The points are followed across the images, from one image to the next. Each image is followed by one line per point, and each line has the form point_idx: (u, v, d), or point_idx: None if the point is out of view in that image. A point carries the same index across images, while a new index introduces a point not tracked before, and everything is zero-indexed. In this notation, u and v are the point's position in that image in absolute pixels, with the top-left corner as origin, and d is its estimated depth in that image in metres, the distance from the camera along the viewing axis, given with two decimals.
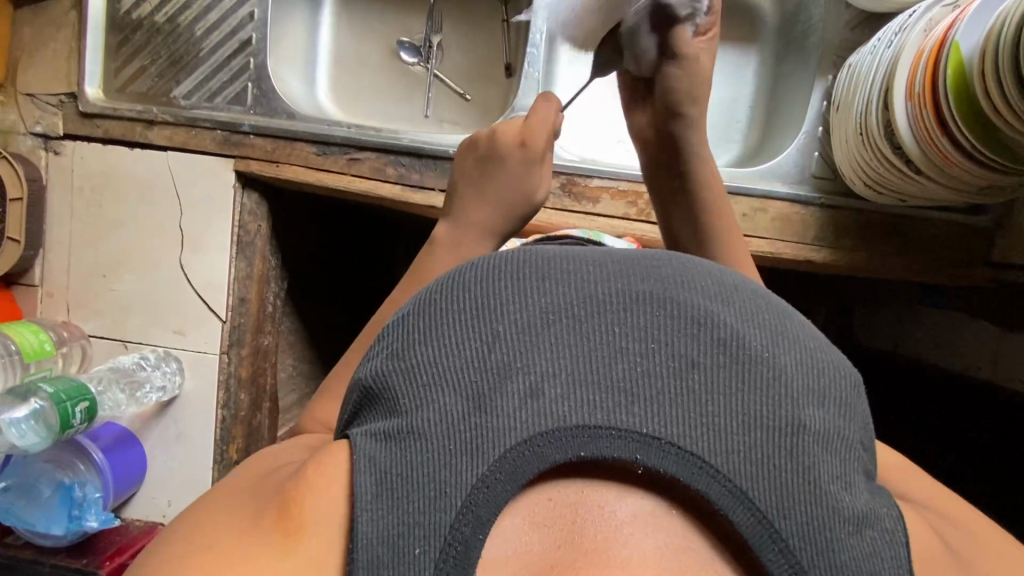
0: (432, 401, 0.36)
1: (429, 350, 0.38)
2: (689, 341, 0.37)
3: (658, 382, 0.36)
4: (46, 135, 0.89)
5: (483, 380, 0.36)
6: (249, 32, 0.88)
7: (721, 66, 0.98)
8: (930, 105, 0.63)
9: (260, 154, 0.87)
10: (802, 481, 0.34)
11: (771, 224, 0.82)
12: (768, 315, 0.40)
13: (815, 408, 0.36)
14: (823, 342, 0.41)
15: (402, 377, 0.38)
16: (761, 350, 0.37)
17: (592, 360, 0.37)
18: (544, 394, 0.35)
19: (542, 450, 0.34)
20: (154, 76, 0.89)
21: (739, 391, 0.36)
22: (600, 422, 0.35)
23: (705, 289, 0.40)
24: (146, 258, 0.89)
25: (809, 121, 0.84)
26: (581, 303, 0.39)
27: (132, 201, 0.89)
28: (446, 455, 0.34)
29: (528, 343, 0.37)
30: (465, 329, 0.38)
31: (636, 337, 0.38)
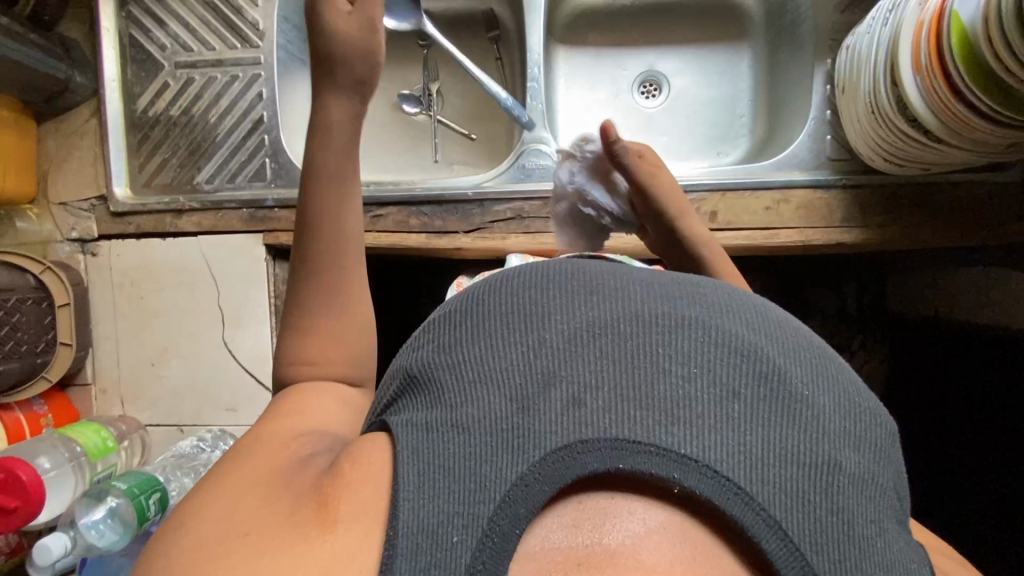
0: (479, 399, 0.38)
1: (478, 357, 0.41)
2: (732, 367, 0.39)
3: (703, 405, 0.37)
4: (83, 240, 0.92)
5: (529, 386, 0.38)
6: (260, 111, 0.91)
7: (715, 66, 1.00)
8: (940, 75, 0.64)
9: (287, 225, 0.89)
10: (832, 517, 0.35)
11: (796, 214, 0.82)
12: (809, 355, 0.42)
13: (849, 451, 0.38)
14: (862, 390, 0.43)
15: (448, 381, 0.40)
16: (801, 387, 0.39)
17: (633, 376, 0.38)
18: (587, 405, 0.37)
19: (581, 456, 0.35)
20: (176, 167, 0.92)
21: (779, 422, 0.37)
22: (641, 436, 0.36)
23: (749, 323, 0.43)
24: (191, 341, 0.92)
25: (816, 107, 0.85)
26: (626, 322, 0.41)
27: (170, 288, 0.92)
28: (488, 451, 0.36)
29: (574, 357, 0.39)
30: (513, 337, 0.41)
31: (679, 359, 0.39)
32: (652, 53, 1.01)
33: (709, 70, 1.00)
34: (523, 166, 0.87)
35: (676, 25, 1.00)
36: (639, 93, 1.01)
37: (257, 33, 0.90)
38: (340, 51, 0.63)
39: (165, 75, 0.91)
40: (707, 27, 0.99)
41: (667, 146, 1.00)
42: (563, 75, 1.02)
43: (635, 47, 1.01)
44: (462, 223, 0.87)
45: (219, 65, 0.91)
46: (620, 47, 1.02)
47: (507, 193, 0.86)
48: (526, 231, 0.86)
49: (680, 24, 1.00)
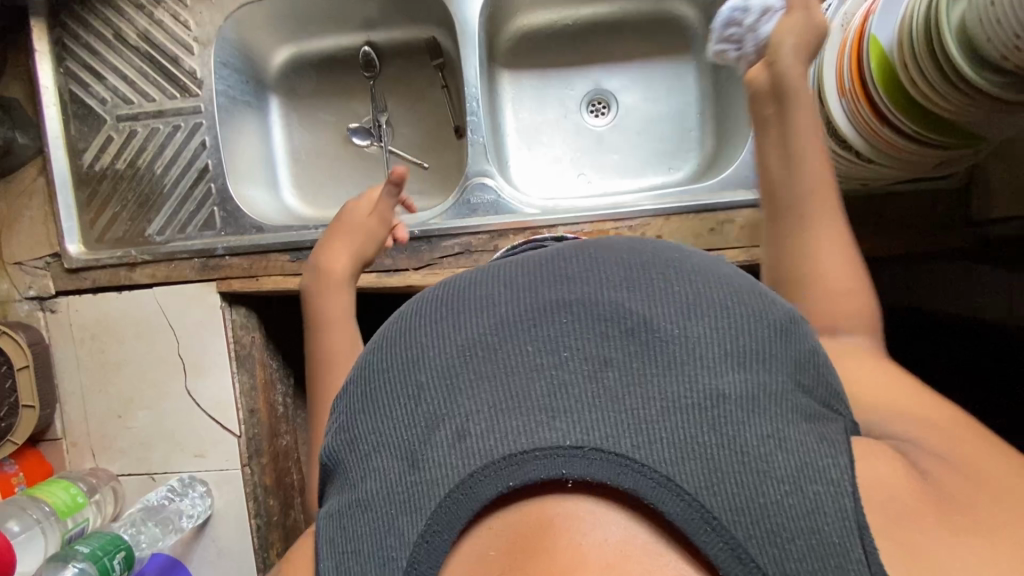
0: (372, 467, 0.37)
1: (363, 423, 0.39)
2: (598, 339, 0.37)
3: (575, 388, 0.35)
4: (40, 297, 0.93)
5: (412, 436, 0.36)
6: (204, 160, 0.91)
7: (661, 81, 0.99)
8: (863, 98, 0.63)
9: (239, 272, 0.90)
10: (731, 452, 0.32)
11: (742, 233, 0.82)
12: (675, 287, 0.39)
13: (733, 371, 0.35)
14: (741, 292, 0.39)
15: (348, 450, 0.39)
16: (671, 327, 0.36)
17: (505, 380, 0.36)
18: (468, 434, 0.35)
19: (472, 491, 0.34)
20: (127, 220, 0.93)
21: (654, 376, 0.35)
22: (524, 447, 0.34)
23: (610, 281, 0.40)
24: (155, 391, 0.93)
25: (757, 123, 0.84)
26: (491, 328, 0.39)
27: (130, 340, 0.93)
28: (389, 519, 0.35)
29: (447, 386, 0.37)
30: (391, 385, 0.39)
31: (548, 348, 0.37)
32: (597, 71, 1.00)
33: (655, 85, 0.99)
34: (468, 202, 0.87)
35: (618, 43, 1.00)
36: (588, 112, 1.01)
37: (195, 81, 0.90)
38: (348, 244, 0.74)
39: (108, 129, 0.91)
40: (649, 42, 0.99)
41: (619, 164, 0.99)
42: (509, 98, 1.01)
43: (579, 66, 1.01)
44: (412, 263, 0.87)
45: (160, 116, 0.90)
46: (564, 67, 1.01)
47: (454, 229, 0.86)
48: (475, 264, 0.86)
49: (622, 40, 0.99)
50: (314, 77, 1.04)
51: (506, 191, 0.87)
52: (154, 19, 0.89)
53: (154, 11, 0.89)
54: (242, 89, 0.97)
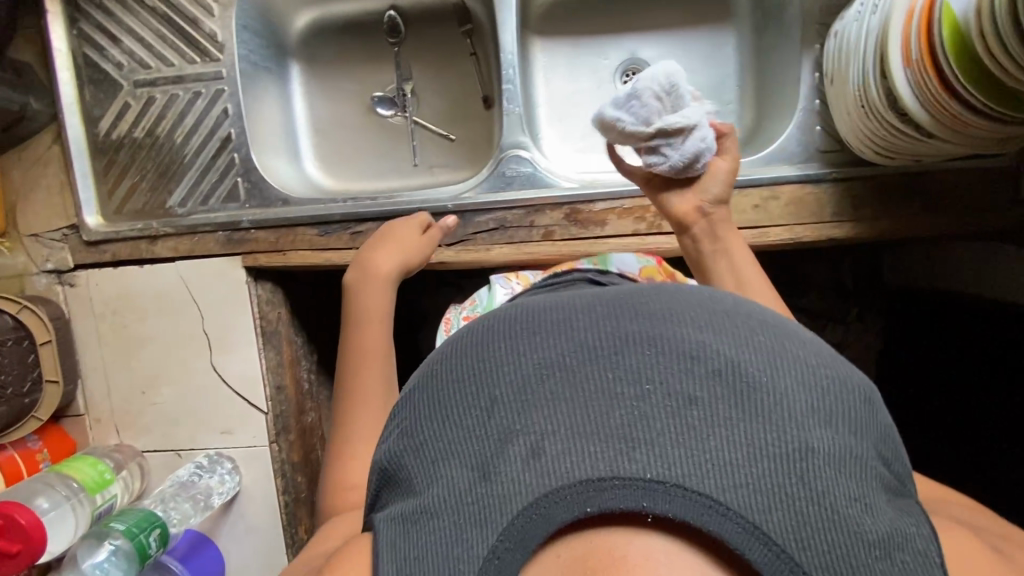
0: (439, 475, 0.36)
1: (433, 432, 0.38)
2: (684, 373, 0.35)
3: (658, 421, 0.34)
4: (59, 270, 0.90)
5: (484, 448, 0.35)
6: (227, 128, 0.87)
7: (699, 50, 0.95)
8: (931, 69, 0.61)
9: (266, 246, 0.87)
10: (818, 508, 0.31)
11: (786, 210, 0.80)
12: (763, 335, 0.38)
13: (822, 428, 0.34)
14: (826, 354, 0.39)
15: (413, 458, 0.38)
16: (760, 374, 0.35)
17: (584, 407, 0.35)
18: (544, 453, 0.34)
19: (548, 512, 0.32)
20: (147, 191, 0.89)
21: (743, 418, 0.33)
22: (604, 474, 0.33)
23: (696, 319, 0.38)
24: (179, 368, 0.91)
25: (804, 96, 0.81)
26: (570, 350, 0.37)
27: (153, 315, 0.90)
28: (455, 529, 0.33)
29: (524, 403, 0.36)
30: (464, 396, 0.38)
31: (631, 378, 0.36)
32: (632, 40, 0.97)
33: (693, 55, 0.95)
34: (503, 174, 0.84)
35: (654, 10, 0.95)
36: (621, 82, 0.97)
37: (216, 45, 0.86)
38: (394, 253, 0.75)
39: (125, 95, 0.87)
40: (688, 10, 0.94)
41: None
42: (541, 67, 0.97)
43: (614, 34, 0.97)
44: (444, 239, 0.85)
45: (179, 82, 0.86)
46: (597, 36, 0.97)
47: (488, 203, 0.83)
48: (510, 240, 0.84)
49: (659, 8, 0.95)
50: (335, 43, 0.99)
51: (542, 165, 0.84)
52: None
53: None
54: (263, 54, 0.93)
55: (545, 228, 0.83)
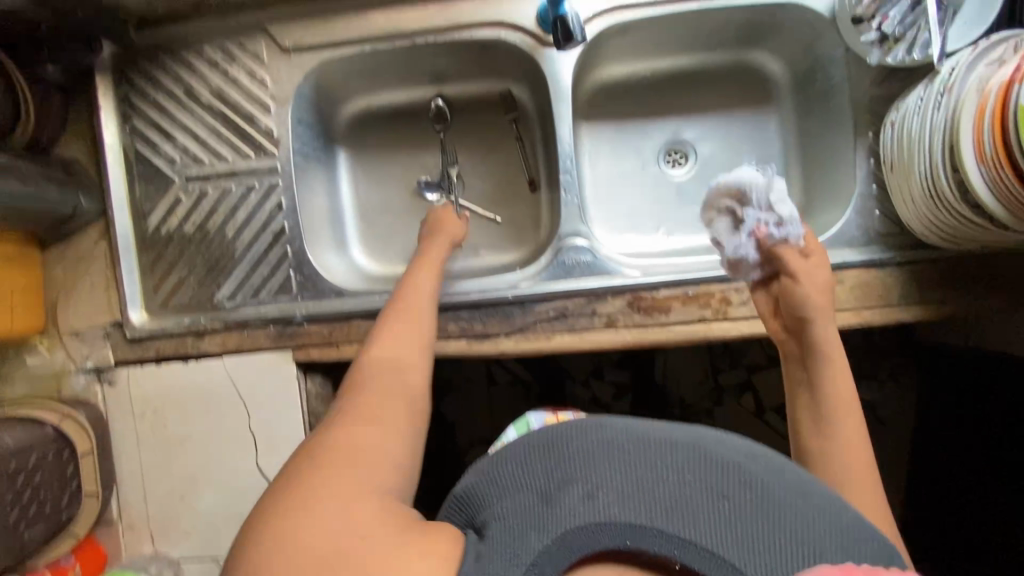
0: (510, 495, 0.46)
1: (511, 468, 0.49)
2: (725, 472, 0.46)
3: (694, 500, 0.44)
4: (99, 368, 0.87)
5: (552, 483, 0.46)
6: (280, 221, 0.86)
7: (743, 131, 0.96)
8: (1008, 166, 0.61)
9: (318, 340, 0.84)
10: None
11: (852, 294, 0.79)
12: (793, 471, 0.48)
13: (845, 552, 0.41)
14: (856, 511, 0.46)
15: (488, 492, 0.48)
16: (790, 493, 0.45)
17: (637, 478, 0.45)
18: (600, 497, 0.44)
19: (596, 536, 0.42)
20: (194, 285, 0.87)
21: (768, 516, 0.42)
22: (646, 523, 0.42)
23: (738, 443, 0.50)
24: (222, 469, 0.86)
25: (860, 181, 0.81)
26: (634, 433, 0.49)
27: (197, 414, 0.86)
28: (517, 533, 0.43)
29: (593, 460, 0.46)
30: (543, 446, 0.49)
31: (680, 465, 0.46)
32: (676, 121, 0.98)
33: (737, 135, 0.96)
34: (562, 263, 0.84)
35: (696, 92, 0.97)
36: (666, 163, 0.98)
37: (272, 140, 0.86)
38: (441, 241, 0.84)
39: (176, 189, 0.87)
40: (729, 92, 0.96)
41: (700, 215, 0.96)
42: (587, 150, 0.98)
43: (657, 117, 0.98)
44: (505, 329, 0.83)
45: (233, 177, 0.86)
46: (640, 118, 0.98)
47: (548, 292, 0.82)
48: (572, 329, 0.82)
49: (701, 90, 0.96)
50: (381, 130, 1.00)
51: (601, 252, 0.84)
52: (228, 76, 0.85)
53: (228, 68, 0.85)
54: (313, 144, 0.93)
55: (608, 315, 0.81)
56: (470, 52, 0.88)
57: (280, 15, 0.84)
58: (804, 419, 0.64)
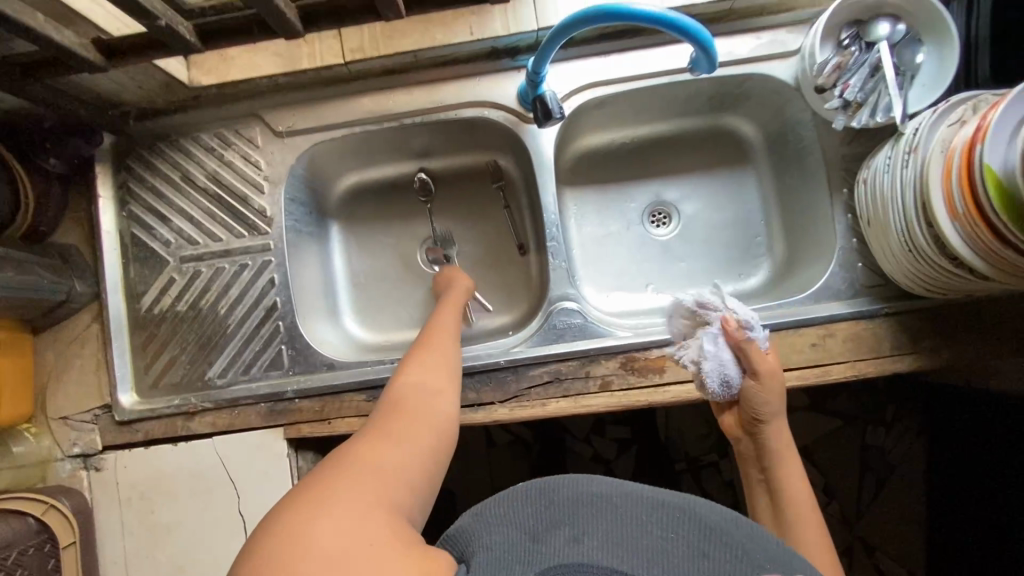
0: (497, 533, 0.47)
1: (499, 505, 0.50)
2: (705, 533, 0.48)
3: (676, 555, 0.46)
4: (86, 454, 0.85)
5: (540, 525, 0.47)
6: (272, 297, 0.87)
7: (722, 190, 0.99)
8: (980, 222, 0.63)
9: (310, 416, 0.83)
10: None
11: (844, 346, 0.79)
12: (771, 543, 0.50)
13: None
14: None
15: (473, 536, 0.49)
16: (765, 563, 0.47)
17: (624, 528, 0.47)
18: (586, 541, 0.45)
19: (576, 572, 0.43)
20: (186, 364, 0.87)
21: None
22: (629, 571, 0.43)
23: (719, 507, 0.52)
24: (209, 556, 0.83)
25: (840, 236, 0.83)
26: (621, 489, 0.51)
27: (185, 497, 0.84)
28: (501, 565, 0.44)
29: (581, 507, 0.48)
30: (533, 489, 0.51)
31: (665, 523, 0.48)
32: (657, 183, 1.01)
33: (717, 194, 1.00)
34: (553, 327, 0.84)
35: (675, 155, 1.00)
36: (650, 223, 1.00)
37: (265, 220, 0.88)
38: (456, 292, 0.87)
39: (170, 270, 0.88)
40: (705, 154, 0.99)
41: (688, 272, 0.98)
42: (573, 214, 1.00)
43: (639, 179, 1.01)
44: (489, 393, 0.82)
45: (226, 256, 0.88)
46: (621, 182, 1.01)
47: (540, 356, 0.82)
48: (566, 394, 0.81)
49: (679, 153, 1.00)
50: (372, 203, 1.03)
51: (591, 314, 0.84)
52: (223, 160, 0.88)
53: (223, 153, 0.88)
54: (306, 220, 0.95)
55: (602, 378, 0.81)
56: (456, 129, 0.92)
57: (273, 103, 0.88)
58: (763, 505, 0.69)
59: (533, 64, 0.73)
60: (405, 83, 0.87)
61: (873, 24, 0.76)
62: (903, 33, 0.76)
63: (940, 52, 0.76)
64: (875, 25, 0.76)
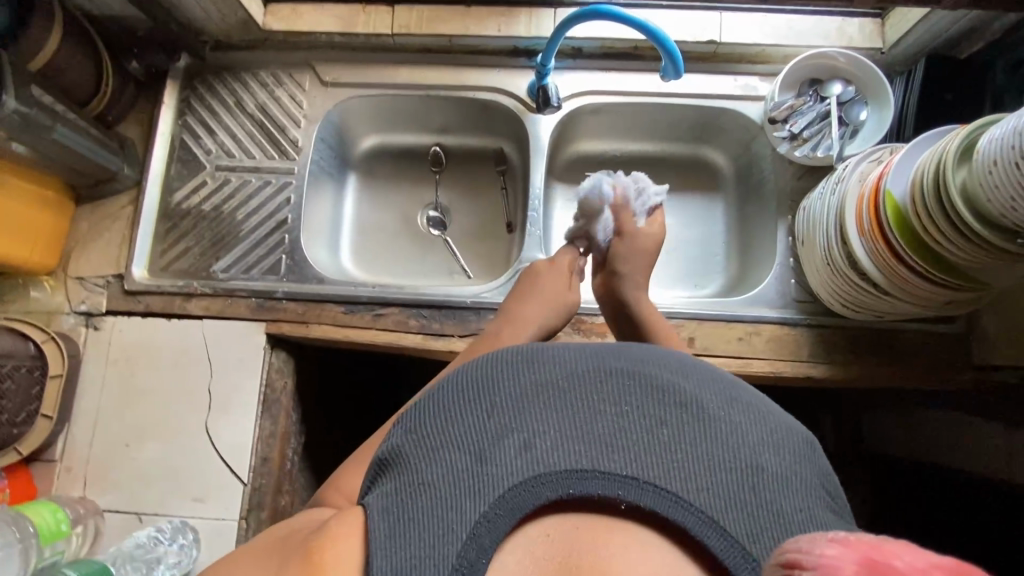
0: (441, 459, 0.46)
1: (439, 425, 0.49)
2: (656, 403, 0.48)
3: (633, 435, 0.47)
4: (89, 313, 0.96)
5: (482, 439, 0.46)
6: (285, 213, 1.00)
7: (694, 209, 1.12)
8: (881, 240, 0.75)
9: (292, 317, 0.94)
10: (765, 510, 0.44)
11: (766, 345, 0.90)
12: (720, 386, 0.52)
13: (769, 454, 0.47)
14: (775, 408, 0.52)
15: (412, 448, 0.48)
16: (718, 411, 0.49)
17: (574, 419, 0.47)
18: (536, 446, 0.46)
19: (536, 489, 0.44)
20: (196, 255, 0.99)
21: (702, 441, 0.46)
22: (587, 466, 0.45)
23: (668, 366, 0.52)
24: (172, 424, 0.91)
25: (780, 254, 0.96)
26: (560, 375, 0.51)
27: (164, 367, 0.93)
28: (454, 499, 0.43)
29: (521, 409, 0.48)
30: (468, 403, 0.50)
31: (612, 401, 0.49)
32: None
33: (688, 212, 1.12)
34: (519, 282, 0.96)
35: (658, 172, 1.14)
36: None
37: (295, 149, 1.03)
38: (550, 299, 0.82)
39: (205, 175, 1.02)
40: (684, 176, 1.13)
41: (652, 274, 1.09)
42: (560, 207, 1.13)
43: None
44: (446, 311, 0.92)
45: (255, 171, 1.02)
46: None
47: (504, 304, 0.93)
48: None
49: (662, 172, 1.13)
50: (390, 163, 1.16)
51: None
52: (273, 95, 1.04)
53: (275, 90, 1.04)
54: (329, 162, 1.09)
55: None
56: (473, 110, 1.07)
57: (326, 58, 1.05)
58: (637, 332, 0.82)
59: (541, 58, 0.90)
60: (439, 61, 1.03)
61: (829, 83, 0.91)
62: (852, 95, 0.91)
63: (879, 113, 0.90)
64: (831, 84, 0.91)
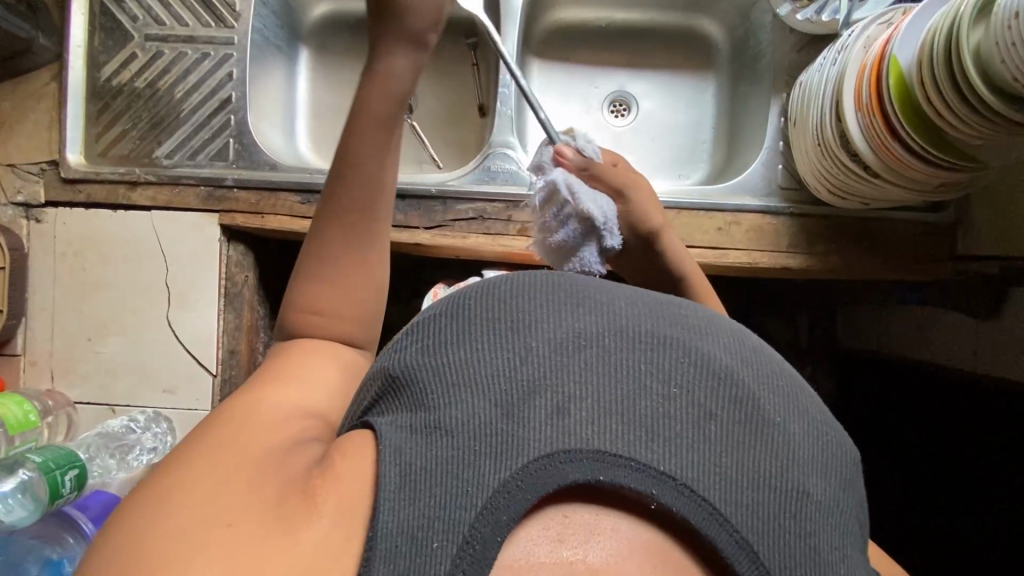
0: (460, 400, 0.38)
1: (461, 360, 0.41)
2: (710, 391, 0.41)
3: (679, 423, 0.39)
4: (28, 205, 0.89)
5: (511, 391, 0.39)
6: (228, 91, 0.91)
7: (684, 91, 1.02)
8: (878, 112, 0.68)
9: (245, 207, 0.88)
10: (802, 543, 0.37)
11: (746, 236, 0.86)
12: (782, 381, 0.44)
13: (819, 479, 0.40)
14: (831, 419, 0.45)
15: (426, 380, 0.40)
16: (776, 415, 0.41)
17: (617, 386, 0.40)
18: (570, 414, 0.38)
19: (561, 467, 0.36)
20: (136, 139, 0.91)
21: (752, 446, 0.39)
22: (620, 451, 0.37)
23: (727, 345, 0.44)
24: (132, 318, 0.89)
25: (770, 137, 0.89)
26: (607, 331, 0.42)
27: (116, 261, 0.89)
28: (471, 455, 0.36)
29: (557, 363, 0.40)
30: (497, 340, 0.42)
31: (661, 377, 0.41)
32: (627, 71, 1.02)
33: (676, 94, 1.02)
34: (488, 169, 0.89)
35: (645, 48, 1.02)
36: (609, 111, 1.02)
37: (233, 14, 0.91)
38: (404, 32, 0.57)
39: (134, 46, 0.91)
40: (674, 52, 1.02)
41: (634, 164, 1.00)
42: (536, 88, 1.02)
43: (611, 65, 1.03)
44: (410, 203, 0.87)
45: (191, 42, 0.91)
46: (592, 66, 1.03)
47: (471, 193, 0.87)
48: (486, 232, 0.87)
49: (649, 47, 1.02)
50: (347, 35, 1.04)
51: (523, 166, 0.90)
52: None
53: None
54: (276, 32, 0.97)
55: (522, 224, 0.87)
56: None
57: None
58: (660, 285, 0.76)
59: None
60: None
61: None
62: None
63: None
64: None
